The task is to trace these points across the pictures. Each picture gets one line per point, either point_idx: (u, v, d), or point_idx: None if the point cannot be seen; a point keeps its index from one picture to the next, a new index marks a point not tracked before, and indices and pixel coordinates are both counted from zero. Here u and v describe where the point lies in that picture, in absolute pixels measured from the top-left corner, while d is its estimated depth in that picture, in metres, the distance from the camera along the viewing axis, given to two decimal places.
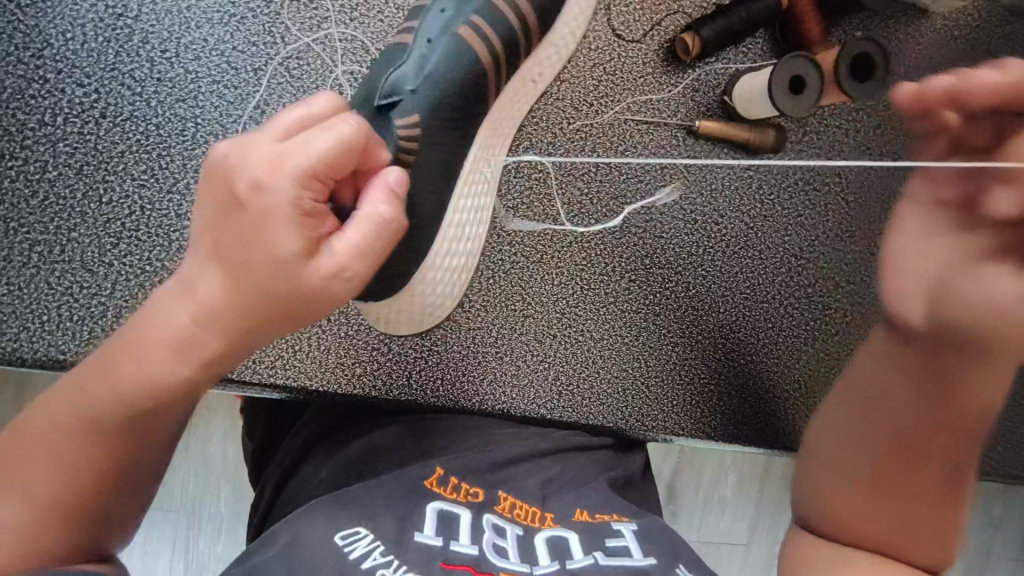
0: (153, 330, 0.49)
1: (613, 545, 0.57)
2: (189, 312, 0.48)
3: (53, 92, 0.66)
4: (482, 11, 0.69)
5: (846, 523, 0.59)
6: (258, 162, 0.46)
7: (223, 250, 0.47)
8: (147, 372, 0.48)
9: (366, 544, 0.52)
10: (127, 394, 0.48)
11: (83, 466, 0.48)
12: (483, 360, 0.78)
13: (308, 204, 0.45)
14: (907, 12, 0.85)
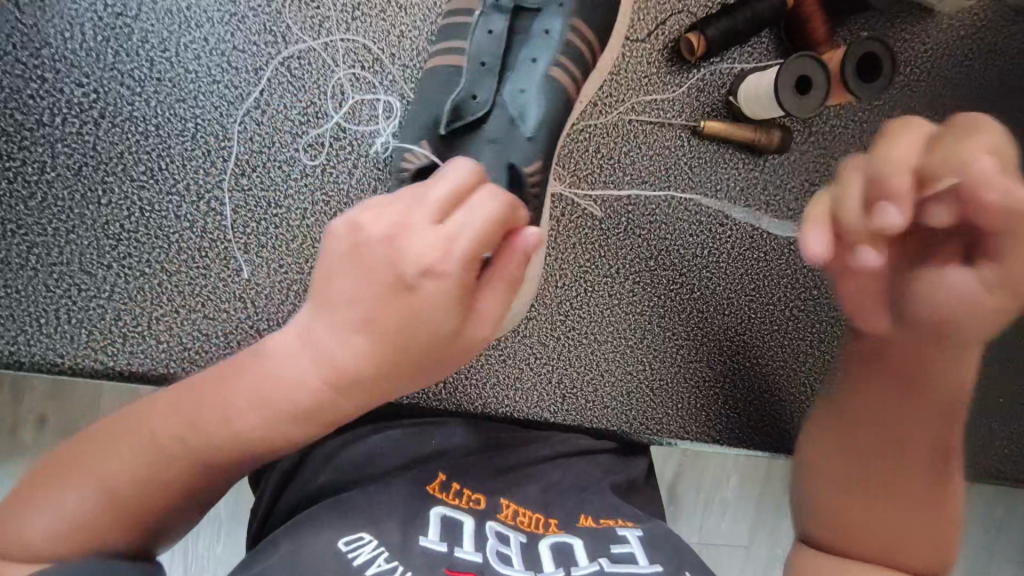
0: (269, 375, 0.48)
1: (619, 552, 0.56)
2: (316, 365, 0.48)
3: (52, 92, 0.65)
4: (539, 43, 0.72)
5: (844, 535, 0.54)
6: (424, 242, 0.46)
7: (367, 314, 0.47)
8: (260, 420, 0.48)
9: (371, 550, 0.51)
10: (234, 439, 0.48)
11: (171, 488, 0.47)
12: (487, 362, 0.77)
13: (468, 286, 0.47)
14: (912, 12, 0.85)
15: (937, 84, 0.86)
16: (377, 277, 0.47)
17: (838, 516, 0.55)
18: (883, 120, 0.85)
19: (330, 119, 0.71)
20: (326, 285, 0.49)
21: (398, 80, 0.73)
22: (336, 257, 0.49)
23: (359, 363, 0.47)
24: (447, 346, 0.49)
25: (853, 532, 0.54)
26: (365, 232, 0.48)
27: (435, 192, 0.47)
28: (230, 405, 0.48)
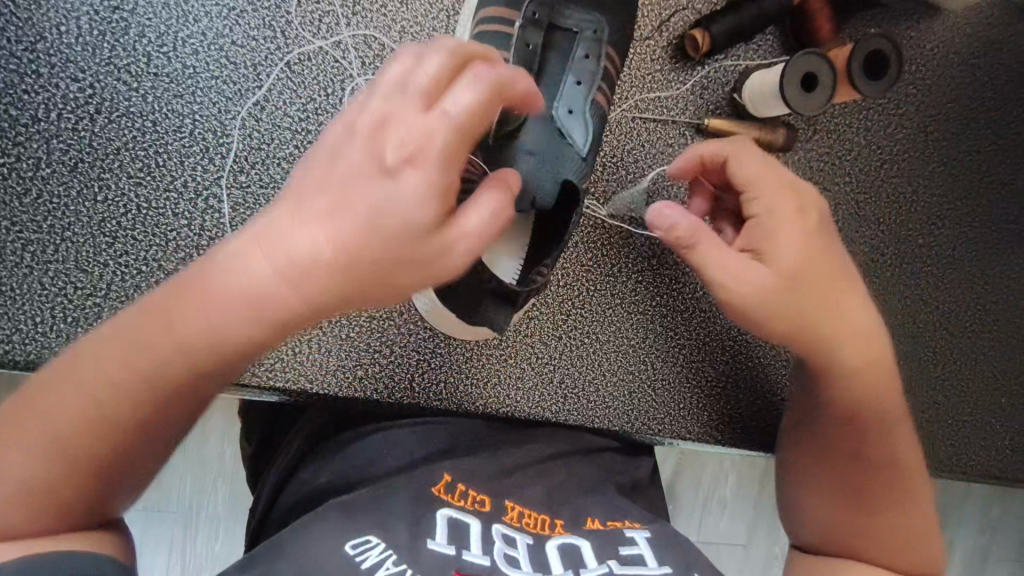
0: (217, 285, 0.38)
1: (628, 554, 0.55)
2: (267, 270, 0.38)
3: (47, 87, 0.64)
4: (568, 51, 0.72)
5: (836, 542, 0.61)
6: (407, 129, 0.36)
7: (327, 201, 0.37)
8: (204, 343, 0.39)
9: (378, 553, 0.50)
10: (172, 366, 0.40)
11: (111, 426, 0.41)
12: (489, 362, 0.76)
13: (455, 174, 0.38)
14: (920, 10, 0.84)
15: (940, 82, 0.85)
16: (349, 163, 0.37)
17: (825, 525, 0.62)
18: (888, 119, 0.84)
19: (331, 116, 0.70)
20: (294, 185, 0.38)
21: None
22: (311, 155, 0.39)
23: (318, 265, 0.37)
24: (417, 248, 0.39)
25: (842, 535, 0.60)
26: (344, 128, 0.38)
27: (422, 75, 0.37)
28: (173, 332, 0.39)
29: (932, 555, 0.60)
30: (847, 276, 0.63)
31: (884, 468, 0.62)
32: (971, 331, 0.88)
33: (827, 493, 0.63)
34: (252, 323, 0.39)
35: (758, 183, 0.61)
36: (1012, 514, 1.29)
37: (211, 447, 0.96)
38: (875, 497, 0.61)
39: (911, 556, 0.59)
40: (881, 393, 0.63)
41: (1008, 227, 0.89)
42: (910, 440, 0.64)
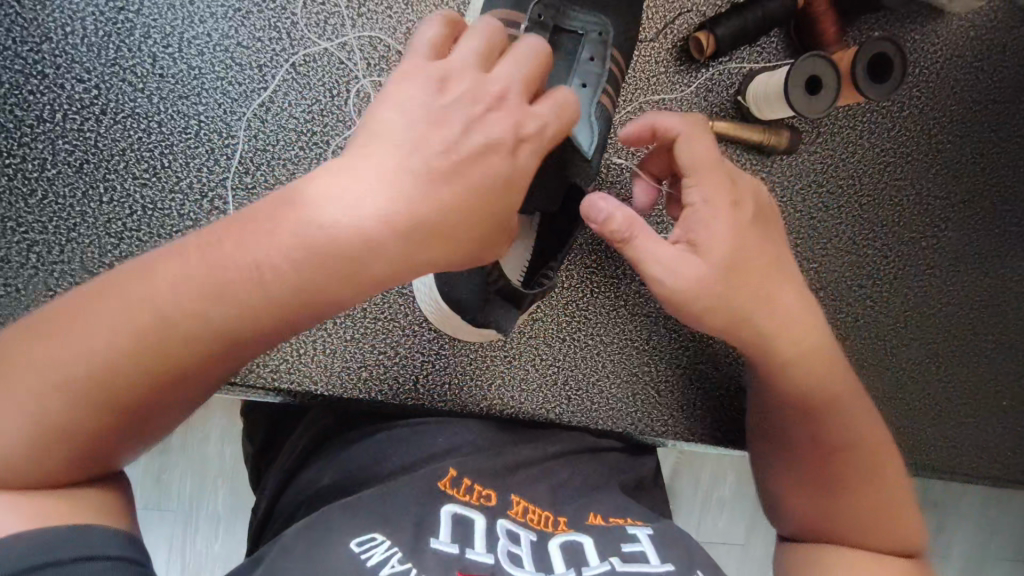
0: (298, 222, 0.42)
1: (630, 551, 0.56)
2: (360, 215, 0.42)
3: (52, 88, 0.64)
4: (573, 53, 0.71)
5: (816, 528, 0.64)
6: (502, 119, 0.47)
7: (424, 161, 0.44)
8: (281, 276, 0.41)
9: (384, 550, 0.50)
10: (241, 305, 0.41)
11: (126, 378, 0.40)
12: (493, 364, 0.76)
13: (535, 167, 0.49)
14: (924, 12, 0.84)
15: (944, 85, 0.85)
16: (448, 131, 0.45)
17: (805, 516, 0.65)
18: (891, 122, 0.85)
19: (336, 117, 0.70)
20: (377, 141, 0.44)
21: None
22: (394, 113, 0.45)
23: (408, 217, 0.43)
24: (490, 213, 0.47)
25: (821, 524, 0.64)
26: (422, 98, 0.46)
27: (502, 73, 0.48)
28: (222, 263, 0.41)
29: (913, 531, 0.64)
30: (778, 255, 0.66)
31: (847, 451, 0.65)
32: (973, 333, 0.88)
33: (797, 484, 0.67)
34: (330, 263, 0.42)
35: (701, 168, 0.62)
36: (1010, 515, 1.29)
37: (211, 445, 0.96)
38: (845, 482, 0.64)
39: (894, 536, 0.62)
40: (825, 371, 0.66)
41: (1009, 230, 0.89)
42: (867, 417, 0.67)
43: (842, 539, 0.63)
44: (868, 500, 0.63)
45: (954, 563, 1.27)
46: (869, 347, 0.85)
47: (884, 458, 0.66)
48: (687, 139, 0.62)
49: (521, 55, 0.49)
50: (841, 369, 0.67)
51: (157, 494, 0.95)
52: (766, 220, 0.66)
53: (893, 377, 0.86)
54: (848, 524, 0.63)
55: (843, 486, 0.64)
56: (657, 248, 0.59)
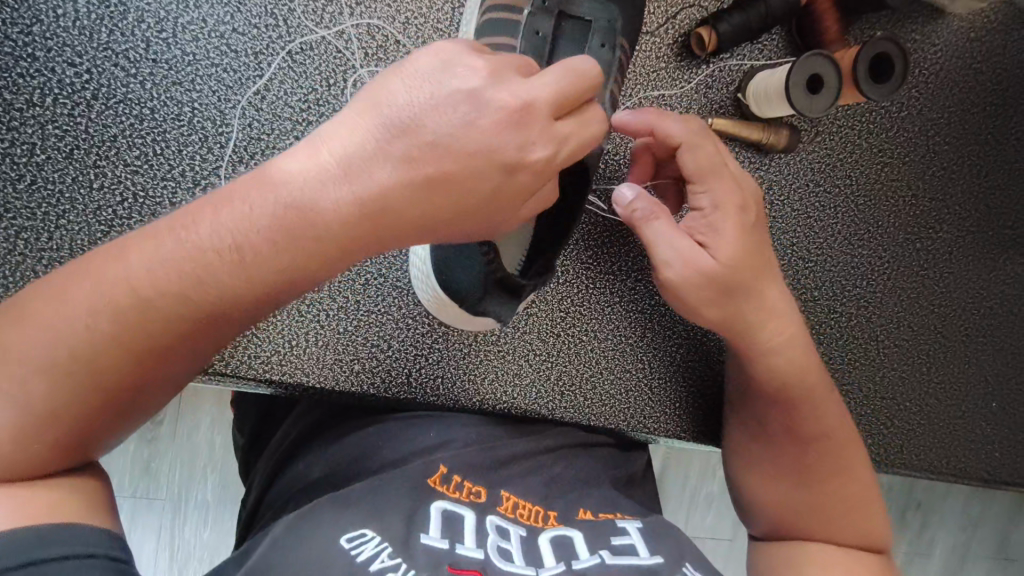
0: (272, 195, 0.43)
1: (619, 545, 0.56)
2: (330, 196, 0.43)
3: (43, 71, 0.62)
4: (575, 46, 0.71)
5: (794, 523, 0.65)
6: (510, 137, 0.45)
7: (408, 150, 0.44)
8: (259, 255, 0.43)
9: (374, 546, 0.50)
10: (220, 281, 0.42)
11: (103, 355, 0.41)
12: (486, 358, 0.76)
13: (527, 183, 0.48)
14: (927, 13, 0.84)
15: (943, 86, 0.85)
16: (447, 125, 0.44)
17: (780, 511, 0.66)
18: (889, 123, 0.84)
19: (332, 107, 0.69)
20: (378, 113, 0.44)
21: None
22: (401, 86, 0.45)
23: (382, 198, 0.44)
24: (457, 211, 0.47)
25: (793, 519, 0.65)
26: (438, 83, 0.45)
27: (528, 87, 0.45)
28: (200, 241, 0.42)
29: (877, 526, 0.65)
30: (768, 252, 0.66)
31: (820, 445, 0.65)
32: (964, 334, 0.89)
33: (773, 478, 0.67)
34: (308, 243, 0.44)
35: (708, 174, 0.62)
36: (995, 512, 1.31)
37: (200, 435, 0.96)
38: (818, 475, 0.65)
39: (859, 531, 0.64)
40: (799, 363, 0.66)
41: (1004, 232, 0.90)
42: (839, 411, 0.67)
43: (814, 533, 0.64)
44: (847, 497, 0.65)
45: (937, 561, 1.28)
46: (861, 348, 0.85)
47: (860, 457, 0.67)
48: (695, 147, 0.62)
49: (570, 68, 0.47)
50: (818, 363, 0.68)
51: (146, 483, 0.94)
52: (759, 218, 0.65)
53: (885, 377, 0.86)
54: (828, 520, 0.64)
55: (828, 480, 0.65)
56: (663, 252, 0.60)
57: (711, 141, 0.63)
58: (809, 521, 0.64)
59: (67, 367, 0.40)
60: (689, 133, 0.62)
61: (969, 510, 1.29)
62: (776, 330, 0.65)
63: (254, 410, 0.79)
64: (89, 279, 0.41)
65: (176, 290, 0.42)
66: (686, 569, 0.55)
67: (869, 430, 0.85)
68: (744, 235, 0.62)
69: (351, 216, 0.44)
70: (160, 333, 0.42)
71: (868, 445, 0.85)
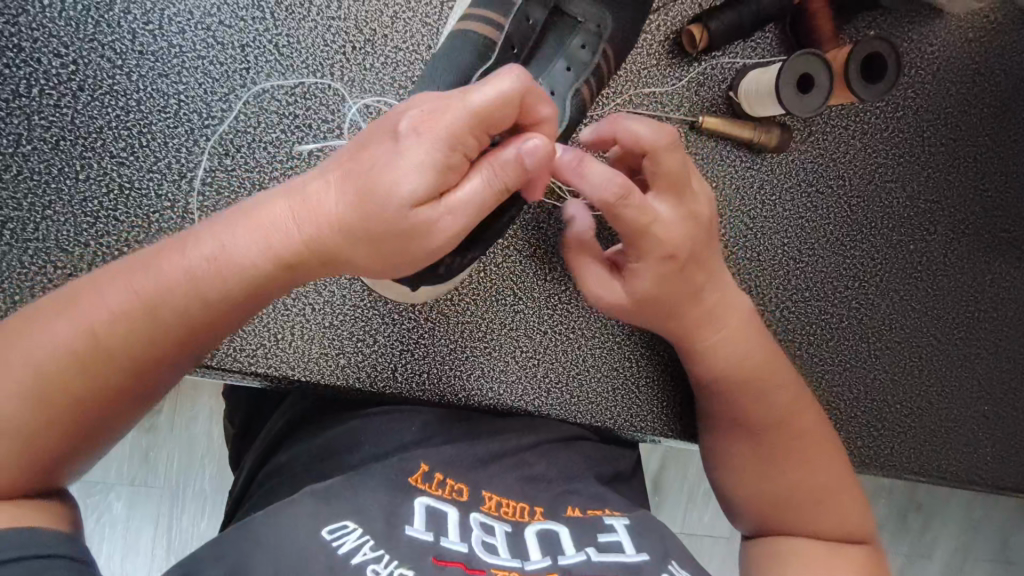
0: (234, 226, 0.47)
1: (606, 541, 0.56)
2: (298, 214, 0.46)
3: (29, 62, 0.63)
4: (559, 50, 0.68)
5: (774, 515, 0.65)
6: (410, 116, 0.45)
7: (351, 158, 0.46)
8: (178, 287, 0.45)
9: (355, 538, 0.51)
10: (178, 313, 0.45)
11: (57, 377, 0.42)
12: (471, 355, 0.75)
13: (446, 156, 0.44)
14: (922, 12, 0.83)
15: (939, 87, 0.84)
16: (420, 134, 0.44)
17: (763, 508, 0.66)
18: (884, 123, 0.84)
19: (320, 100, 0.69)
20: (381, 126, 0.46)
21: (391, 63, 0.71)
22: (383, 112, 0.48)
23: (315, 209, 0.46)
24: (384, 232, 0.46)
25: (782, 515, 0.65)
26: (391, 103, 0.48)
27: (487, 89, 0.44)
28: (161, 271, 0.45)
29: (861, 516, 0.65)
30: (712, 266, 0.66)
31: (782, 425, 0.66)
32: (958, 337, 0.88)
33: (749, 470, 0.67)
34: (222, 274, 0.46)
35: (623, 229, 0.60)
36: (996, 517, 1.30)
37: (198, 425, 0.96)
38: (786, 459, 0.66)
39: (843, 519, 0.64)
40: (758, 371, 0.67)
41: (1000, 236, 0.89)
42: (800, 392, 0.68)
43: (802, 527, 0.64)
44: (824, 485, 0.65)
45: (938, 566, 1.28)
46: (852, 351, 0.85)
47: (827, 439, 0.68)
48: (614, 204, 0.56)
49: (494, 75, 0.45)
50: (773, 367, 0.68)
51: (143, 471, 0.95)
52: (701, 245, 0.64)
53: (875, 379, 0.85)
54: (811, 511, 0.64)
55: (800, 467, 0.65)
56: (581, 269, 0.67)
57: (663, 176, 0.59)
58: (791, 513, 0.64)
59: (28, 393, 0.42)
60: (613, 186, 0.55)
61: (970, 514, 1.29)
62: (713, 331, 0.68)
63: (244, 402, 0.79)
64: (58, 318, 0.43)
65: (133, 313, 0.44)
66: (672, 564, 0.55)
67: (859, 431, 0.84)
68: (671, 270, 0.63)
69: (317, 238, 0.46)
70: (127, 358, 0.44)
71: (859, 447, 0.84)
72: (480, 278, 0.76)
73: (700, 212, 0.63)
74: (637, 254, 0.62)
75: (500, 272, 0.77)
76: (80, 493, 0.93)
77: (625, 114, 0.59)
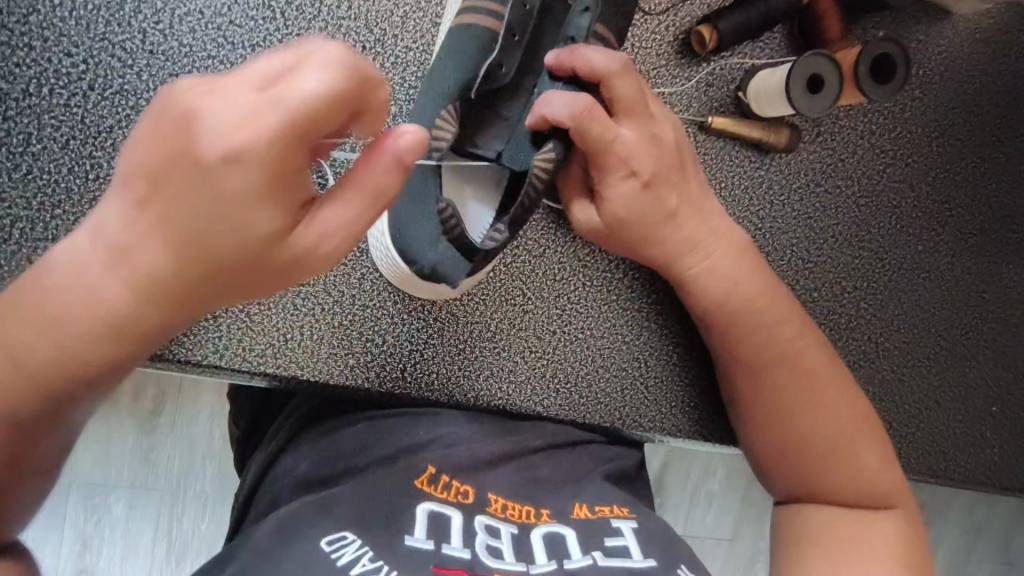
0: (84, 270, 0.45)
1: (613, 545, 0.56)
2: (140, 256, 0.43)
3: (39, 61, 0.62)
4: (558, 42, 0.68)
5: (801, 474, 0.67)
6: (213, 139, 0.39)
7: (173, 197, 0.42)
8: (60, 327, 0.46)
9: (354, 549, 0.50)
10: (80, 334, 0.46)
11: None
12: (480, 355, 0.75)
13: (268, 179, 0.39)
14: (929, 13, 0.83)
15: (947, 87, 0.85)
16: (241, 178, 0.39)
17: (789, 474, 0.68)
18: (892, 123, 0.84)
19: None
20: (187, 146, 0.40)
21: (401, 62, 0.71)
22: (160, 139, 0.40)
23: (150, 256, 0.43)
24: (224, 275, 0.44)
25: (813, 485, 0.67)
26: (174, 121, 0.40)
27: (306, 80, 0.37)
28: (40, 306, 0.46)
29: (886, 481, 0.67)
30: (686, 193, 0.70)
31: (802, 382, 0.69)
32: (966, 337, 0.88)
33: (770, 426, 0.69)
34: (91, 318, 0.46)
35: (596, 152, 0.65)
36: (998, 519, 1.30)
37: (200, 425, 0.96)
38: (806, 414, 0.68)
39: (867, 486, 0.66)
40: (746, 330, 0.70)
41: (1007, 236, 0.89)
42: (823, 354, 0.70)
43: (834, 496, 0.66)
44: (844, 442, 0.67)
45: (939, 566, 1.28)
46: (858, 352, 0.84)
47: (847, 396, 0.70)
48: (583, 122, 0.62)
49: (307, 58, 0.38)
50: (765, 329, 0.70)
51: (145, 470, 0.94)
52: (667, 168, 0.68)
53: (883, 379, 0.85)
54: (833, 470, 0.66)
55: (820, 423, 0.67)
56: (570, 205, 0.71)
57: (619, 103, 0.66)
58: (817, 473, 0.66)
59: None
60: (580, 104, 0.62)
61: (973, 517, 1.29)
62: (707, 266, 0.71)
63: (252, 402, 0.79)
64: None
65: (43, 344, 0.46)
66: (680, 570, 0.55)
67: None
68: (637, 190, 0.67)
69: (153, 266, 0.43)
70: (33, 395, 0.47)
71: None
72: (490, 279, 0.76)
73: (665, 140, 0.68)
74: (599, 174, 0.67)
75: (509, 272, 0.76)
76: (82, 493, 0.93)
77: (580, 46, 0.65)
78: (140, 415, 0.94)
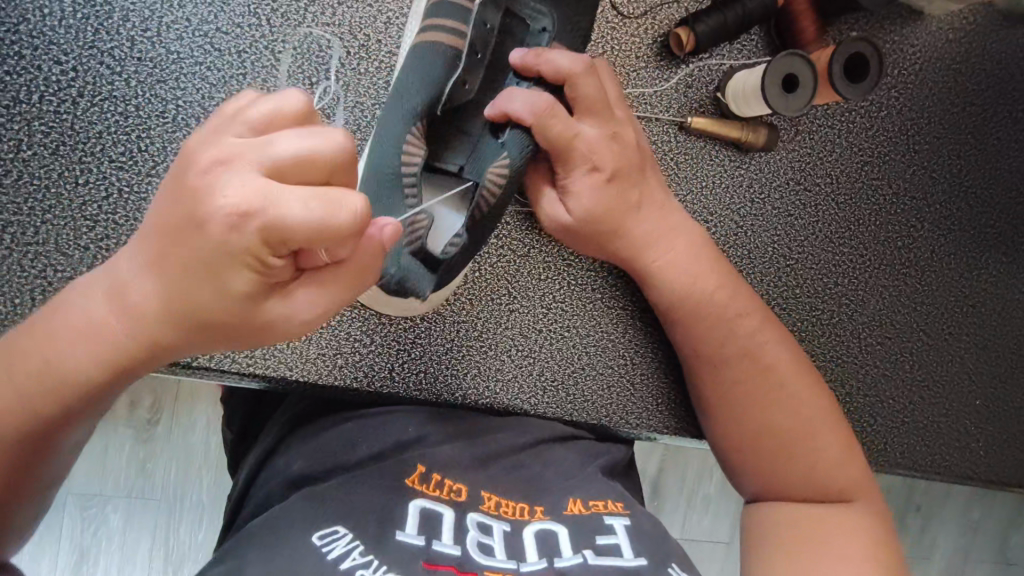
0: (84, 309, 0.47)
1: (603, 543, 0.57)
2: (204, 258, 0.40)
3: (29, 69, 0.64)
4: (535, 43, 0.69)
5: (767, 472, 0.69)
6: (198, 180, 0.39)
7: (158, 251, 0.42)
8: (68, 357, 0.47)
9: (345, 544, 0.52)
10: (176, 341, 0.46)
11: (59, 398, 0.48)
12: (468, 353, 0.76)
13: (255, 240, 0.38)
14: (901, 14, 0.85)
15: (923, 86, 0.86)
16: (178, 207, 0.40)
17: (762, 475, 0.69)
18: (870, 122, 0.86)
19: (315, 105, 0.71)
20: (244, 171, 0.37)
21: (385, 66, 0.73)
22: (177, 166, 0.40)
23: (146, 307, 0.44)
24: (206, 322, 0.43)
25: (783, 481, 0.68)
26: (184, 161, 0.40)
27: (280, 142, 0.37)
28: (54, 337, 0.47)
29: (854, 472, 0.69)
30: (646, 187, 0.72)
31: (775, 377, 0.71)
32: (947, 332, 0.89)
33: (732, 425, 0.71)
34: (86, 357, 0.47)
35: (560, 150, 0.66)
36: (994, 517, 1.31)
37: (195, 433, 0.97)
38: (771, 408, 0.70)
39: (842, 482, 0.68)
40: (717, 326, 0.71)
41: (987, 231, 0.90)
42: (789, 353, 0.73)
43: (811, 494, 0.68)
44: (805, 434, 0.69)
45: (935, 565, 1.28)
46: (842, 347, 0.86)
47: (810, 379, 0.72)
48: (544, 119, 0.64)
49: (305, 134, 0.37)
50: (746, 327, 0.72)
51: (140, 478, 0.95)
52: (631, 164, 0.70)
53: (867, 375, 0.86)
54: (800, 464, 0.68)
55: (772, 410, 0.70)
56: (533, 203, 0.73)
57: (582, 104, 0.67)
58: (786, 471, 0.68)
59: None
60: (540, 102, 0.63)
61: (969, 515, 1.29)
62: (660, 252, 0.72)
63: (243, 404, 0.80)
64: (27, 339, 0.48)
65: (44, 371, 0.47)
66: (670, 569, 0.57)
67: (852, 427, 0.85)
68: (603, 185, 0.69)
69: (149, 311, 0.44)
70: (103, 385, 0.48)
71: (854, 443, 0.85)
72: (476, 279, 0.77)
73: (628, 136, 0.70)
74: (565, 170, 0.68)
75: (495, 273, 0.78)
76: (77, 503, 0.93)
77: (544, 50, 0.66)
78: (136, 423, 0.95)
